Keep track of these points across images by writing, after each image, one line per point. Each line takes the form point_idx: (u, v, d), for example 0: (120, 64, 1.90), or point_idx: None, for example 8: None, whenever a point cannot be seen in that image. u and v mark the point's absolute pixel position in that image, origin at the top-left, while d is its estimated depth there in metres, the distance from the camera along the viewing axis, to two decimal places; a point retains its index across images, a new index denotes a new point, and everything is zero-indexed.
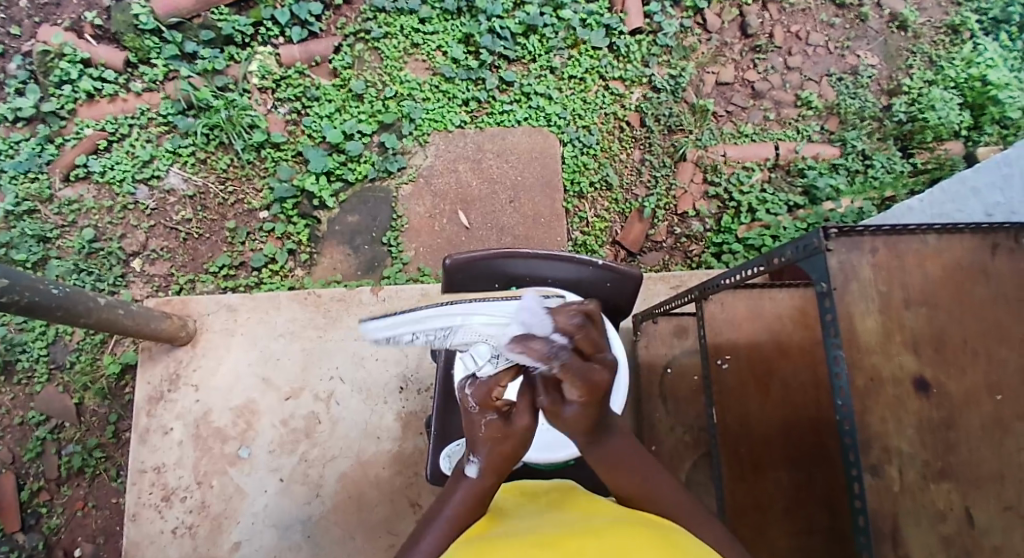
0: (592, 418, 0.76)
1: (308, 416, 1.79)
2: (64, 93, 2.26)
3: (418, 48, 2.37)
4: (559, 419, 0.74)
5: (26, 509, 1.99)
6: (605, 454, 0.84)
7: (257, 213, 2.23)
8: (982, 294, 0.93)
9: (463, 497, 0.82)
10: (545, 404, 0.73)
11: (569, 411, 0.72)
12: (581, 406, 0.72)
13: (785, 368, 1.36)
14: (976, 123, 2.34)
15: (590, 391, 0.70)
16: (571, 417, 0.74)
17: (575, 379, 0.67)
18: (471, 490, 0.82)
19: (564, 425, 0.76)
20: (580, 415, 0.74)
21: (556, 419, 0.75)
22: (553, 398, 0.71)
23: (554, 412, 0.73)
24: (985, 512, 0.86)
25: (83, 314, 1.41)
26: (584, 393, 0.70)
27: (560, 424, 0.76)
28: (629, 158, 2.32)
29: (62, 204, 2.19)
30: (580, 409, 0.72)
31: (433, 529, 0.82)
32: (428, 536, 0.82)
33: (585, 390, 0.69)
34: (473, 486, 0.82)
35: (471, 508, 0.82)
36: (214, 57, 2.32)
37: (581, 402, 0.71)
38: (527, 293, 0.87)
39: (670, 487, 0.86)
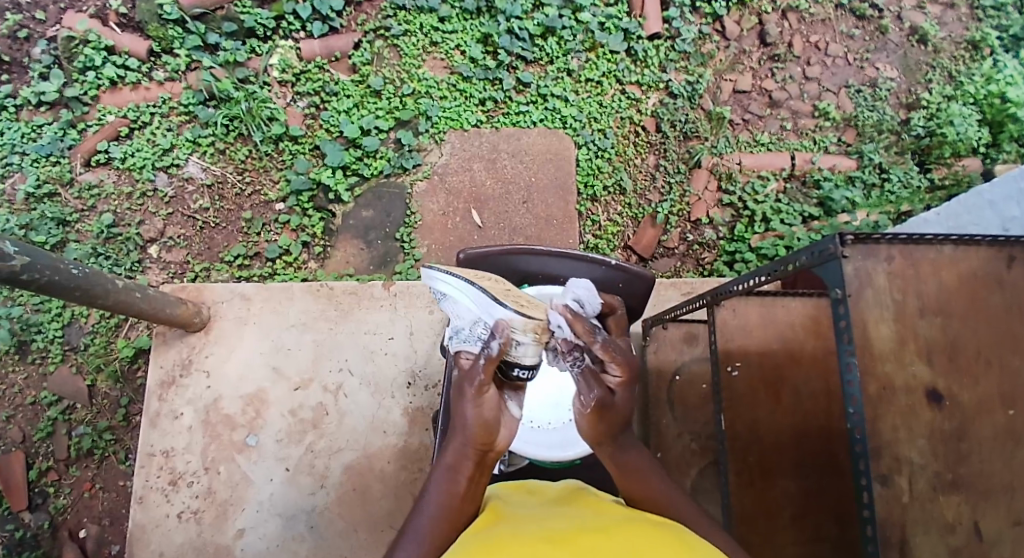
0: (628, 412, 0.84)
1: (316, 407, 1.81)
2: (88, 79, 2.29)
3: (437, 46, 2.39)
4: (605, 416, 0.81)
5: (34, 489, 2.02)
6: (622, 466, 0.88)
7: (273, 205, 2.25)
8: (997, 306, 0.94)
9: (449, 471, 0.82)
10: (592, 404, 0.80)
11: (615, 400, 0.81)
12: (623, 390, 0.82)
13: (796, 376, 1.37)
14: (994, 140, 2.32)
15: (629, 371, 0.81)
16: (614, 410, 0.82)
17: (615, 356, 0.80)
18: (447, 466, 0.83)
19: (602, 427, 0.83)
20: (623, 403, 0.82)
21: (601, 419, 0.81)
22: (602, 392, 0.79)
23: (604, 406, 0.80)
24: (993, 524, 0.86)
25: (101, 296, 1.43)
26: (623, 376, 0.81)
27: (602, 426, 0.82)
28: (643, 162, 2.32)
29: (82, 189, 2.22)
30: (623, 394, 0.82)
31: (421, 508, 0.83)
32: (417, 513, 0.82)
33: (625, 371, 0.81)
34: (454, 458, 0.83)
35: (452, 485, 0.82)
36: (236, 49, 2.34)
37: (621, 385, 0.82)
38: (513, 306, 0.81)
39: (679, 497, 0.88)
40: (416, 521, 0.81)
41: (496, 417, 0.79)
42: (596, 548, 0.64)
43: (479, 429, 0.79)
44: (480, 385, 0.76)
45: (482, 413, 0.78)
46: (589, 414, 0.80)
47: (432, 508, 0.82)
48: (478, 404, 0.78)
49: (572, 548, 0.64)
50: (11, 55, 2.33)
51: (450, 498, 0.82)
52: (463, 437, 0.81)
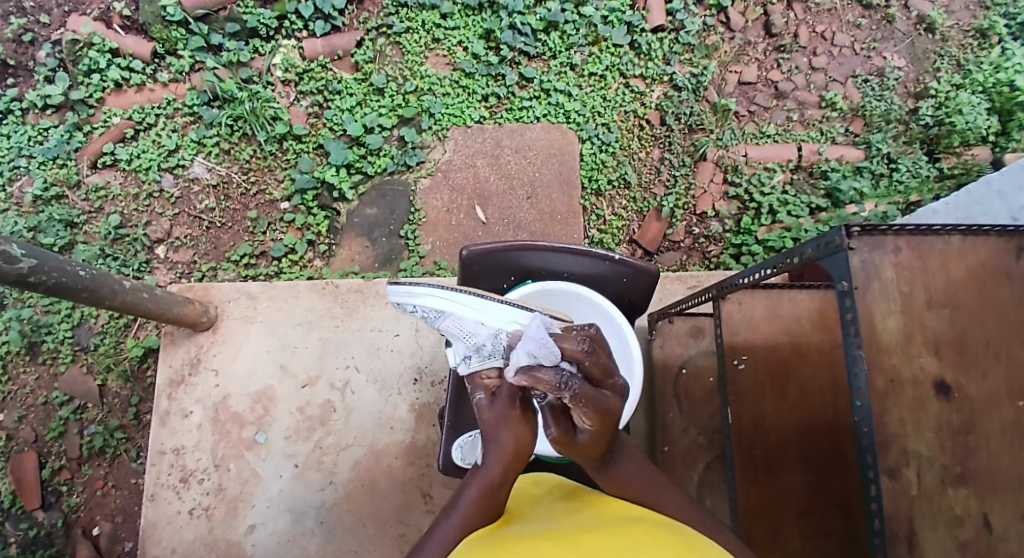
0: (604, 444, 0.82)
1: (323, 405, 1.81)
2: (93, 82, 2.31)
3: (439, 43, 2.38)
4: (572, 447, 0.80)
5: (46, 488, 2.04)
6: (617, 481, 0.90)
7: (279, 204, 2.26)
8: (1006, 298, 0.92)
9: (485, 490, 0.85)
10: (556, 436, 0.78)
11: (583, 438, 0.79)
12: (595, 431, 0.79)
13: (802, 371, 1.35)
14: (1003, 128, 2.29)
15: (603, 417, 0.76)
16: (585, 442, 0.80)
17: (586, 409, 0.73)
18: (485, 482, 0.85)
19: (575, 453, 0.83)
20: (591, 441, 0.80)
21: (569, 446, 0.81)
22: (565, 428, 0.78)
23: (568, 441, 0.79)
24: (1002, 517, 0.85)
25: (108, 297, 1.44)
26: (597, 420, 0.76)
27: (575, 453, 0.83)
28: (648, 156, 2.31)
29: (89, 191, 2.24)
30: (594, 435, 0.79)
31: (451, 521, 0.84)
32: (447, 523, 0.85)
33: (599, 419, 0.76)
34: (494, 474, 0.84)
35: (487, 502, 0.84)
36: (239, 50, 2.35)
37: (592, 429, 0.78)
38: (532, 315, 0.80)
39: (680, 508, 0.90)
40: (451, 534, 0.83)
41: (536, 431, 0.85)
42: (601, 547, 0.64)
43: (521, 446, 0.83)
44: (523, 408, 0.80)
45: (526, 431, 0.82)
46: (555, 443, 0.80)
47: (462, 518, 0.83)
48: (521, 424, 0.82)
49: (577, 548, 0.64)
50: (17, 59, 2.35)
51: (484, 511, 0.84)
52: (503, 456, 0.84)
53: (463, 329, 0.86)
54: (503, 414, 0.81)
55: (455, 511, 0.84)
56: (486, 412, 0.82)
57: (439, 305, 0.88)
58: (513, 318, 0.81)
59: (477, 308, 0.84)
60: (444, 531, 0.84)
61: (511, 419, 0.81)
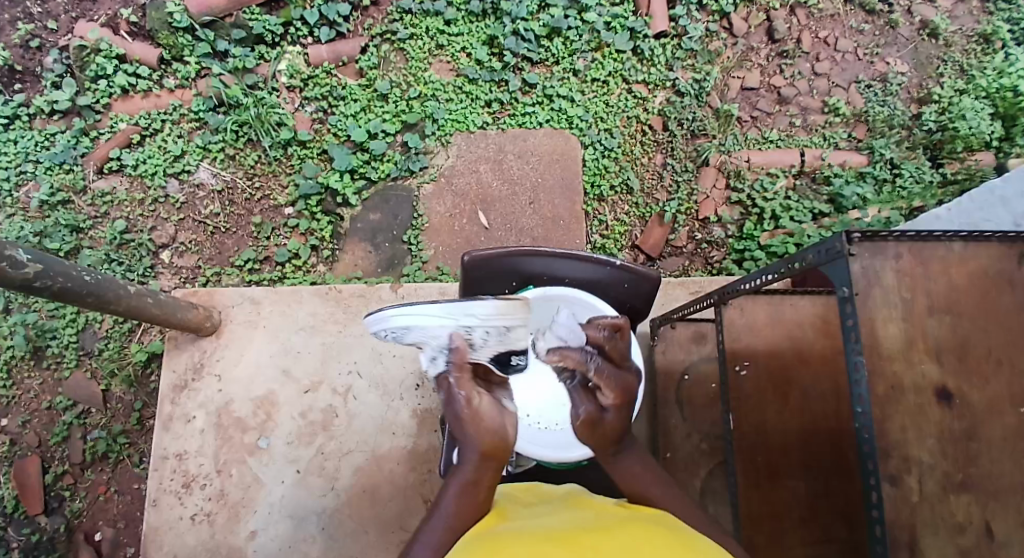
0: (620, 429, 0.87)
1: (325, 409, 1.82)
2: (100, 88, 2.33)
3: (443, 49, 2.39)
4: (596, 429, 0.85)
5: (50, 492, 2.05)
6: (626, 475, 0.90)
7: (283, 210, 2.27)
8: (1008, 305, 0.92)
9: (466, 488, 0.84)
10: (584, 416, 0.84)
11: (607, 416, 0.84)
12: (616, 409, 0.84)
13: (805, 378, 1.35)
14: (1007, 134, 2.28)
15: (623, 392, 0.83)
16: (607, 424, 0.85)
17: (610, 383, 0.82)
18: (463, 481, 0.84)
19: (596, 438, 0.87)
20: (611, 423, 0.85)
21: (591, 429, 0.85)
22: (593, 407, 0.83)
23: (594, 420, 0.84)
24: (1004, 525, 0.85)
25: (113, 302, 1.45)
26: (617, 396, 0.83)
27: (591, 437, 0.87)
28: (651, 161, 2.31)
29: (95, 196, 2.26)
30: (616, 414, 0.85)
31: (436, 520, 0.84)
32: (431, 527, 0.84)
33: (619, 394, 0.83)
34: (469, 471, 0.84)
35: (471, 500, 0.84)
36: (244, 56, 2.37)
37: (615, 405, 0.84)
38: (482, 303, 0.80)
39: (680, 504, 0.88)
40: (437, 534, 0.82)
41: (501, 423, 0.82)
42: (596, 546, 0.65)
43: (490, 441, 0.82)
44: (469, 401, 0.80)
45: (485, 424, 0.81)
46: (581, 423, 0.84)
47: (445, 519, 0.83)
48: (478, 420, 0.81)
49: (572, 550, 0.64)
50: (24, 65, 2.37)
51: (469, 509, 0.84)
52: (476, 452, 0.83)
53: (422, 337, 0.85)
54: (457, 412, 0.82)
55: (440, 510, 0.84)
56: (448, 410, 0.84)
57: (390, 323, 0.85)
58: (465, 310, 0.80)
59: (426, 314, 0.81)
60: (429, 533, 0.83)
61: (463, 416, 0.81)
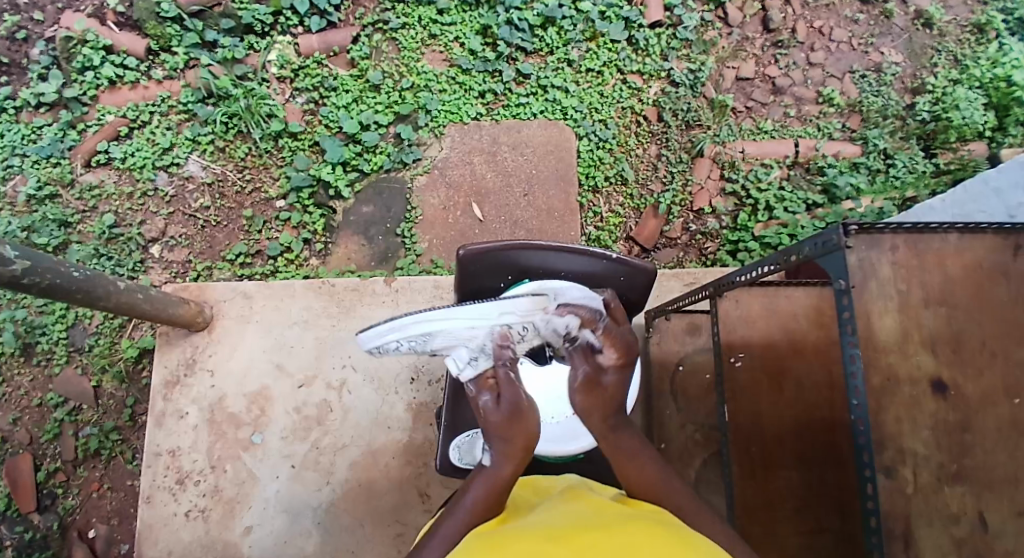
0: (620, 394, 0.91)
1: (320, 404, 1.81)
2: (86, 80, 2.29)
3: (436, 39, 2.37)
4: (595, 393, 0.88)
5: (43, 489, 2.04)
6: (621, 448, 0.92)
7: (274, 202, 2.24)
8: (1002, 296, 0.92)
9: (489, 484, 0.85)
10: (583, 378, 0.88)
11: (608, 379, 0.88)
12: (617, 374, 0.89)
13: (798, 368, 1.36)
14: (1000, 124, 2.29)
15: (625, 355, 0.87)
16: (606, 391, 0.89)
17: (615, 341, 0.87)
18: (492, 480, 0.86)
19: (596, 403, 0.89)
20: (616, 385, 0.89)
21: (591, 395, 0.88)
22: (593, 367, 0.88)
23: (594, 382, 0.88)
24: (998, 515, 0.85)
25: (103, 298, 1.43)
26: (619, 360, 0.87)
27: (594, 403, 0.89)
28: (645, 152, 2.30)
29: (83, 190, 2.22)
30: (615, 379, 0.89)
31: (455, 517, 0.83)
32: (451, 520, 0.83)
33: (621, 354, 0.87)
34: (503, 471, 0.86)
35: (489, 496, 0.84)
36: (233, 46, 2.33)
37: (616, 368, 0.88)
38: (513, 302, 0.92)
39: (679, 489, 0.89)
40: (457, 529, 0.82)
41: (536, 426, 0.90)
42: (597, 546, 0.64)
43: (522, 438, 0.87)
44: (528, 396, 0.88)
45: (531, 427, 0.88)
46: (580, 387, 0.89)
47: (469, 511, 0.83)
48: (516, 414, 0.86)
49: (572, 549, 0.63)
50: (9, 56, 2.32)
51: (490, 506, 0.84)
52: (506, 446, 0.87)
53: (454, 339, 0.90)
54: (514, 406, 0.86)
55: (460, 508, 0.83)
56: (497, 411, 0.86)
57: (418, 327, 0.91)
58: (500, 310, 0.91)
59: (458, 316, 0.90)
60: (449, 528, 0.82)
61: (521, 410, 0.87)
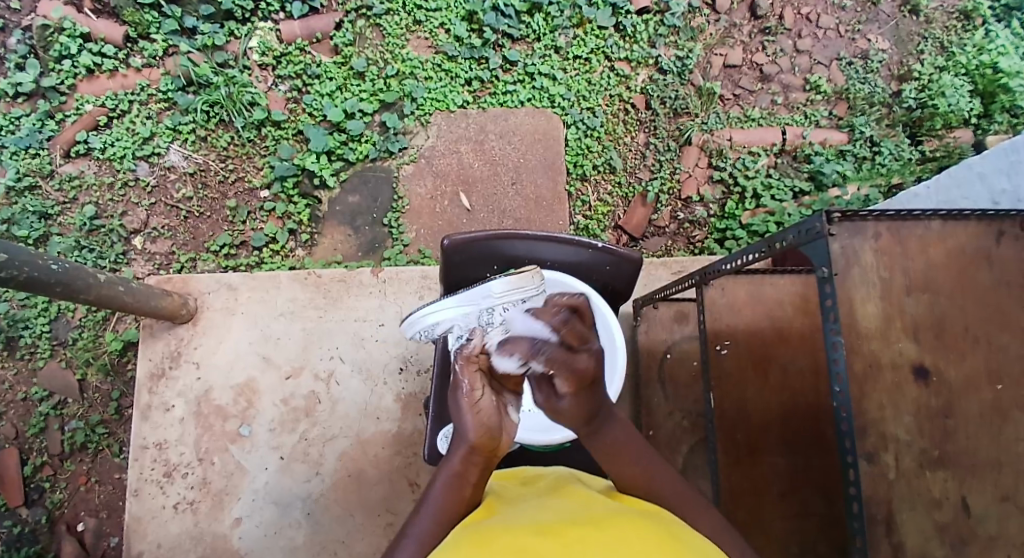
0: (588, 407, 0.83)
1: (308, 395, 1.80)
2: (64, 68, 2.24)
3: (421, 25, 2.33)
4: (558, 412, 0.84)
5: (29, 484, 2.02)
6: (608, 446, 0.90)
7: (258, 193, 2.21)
8: (985, 281, 0.93)
9: (451, 483, 0.84)
10: (542, 401, 0.83)
11: (561, 403, 0.82)
12: (572, 398, 0.80)
13: (784, 354, 1.36)
14: (985, 111, 2.30)
15: (576, 382, 0.77)
16: (568, 408, 0.83)
17: (558, 371, 0.74)
18: (449, 473, 0.85)
19: (567, 420, 0.86)
20: (575, 406, 0.82)
21: (557, 413, 0.85)
22: (547, 394, 0.82)
23: (552, 406, 0.83)
24: (980, 500, 0.86)
25: (83, 291, 1.40)
26: (572, 386, 0.78)
27: (563, 418, 0.86)
28: (633, 141, 2.29)
29: (63, 181, 2.18)
30: (573, 400, 0.81)
31: (424, 515, 0.83)
32: (420, 518, 0.83)
33: (571, 382, 0.77)
34: (457, 463, 0.85)
35: (456, 496, 0.84)
36: (214, 33, 2.29)
37: (570, 394, 0.80)
38: (495, 284, 0.98)
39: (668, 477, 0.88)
40: (426, 526, 0.82)
41: (496, 422, 0.84)
42: (587, 541, 0.64)
43: (485, 443, 0.84)
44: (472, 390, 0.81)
45: (480, 419, 0.82)
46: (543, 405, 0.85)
47: (435, 509, 0.83)
48: (475, 411, 0.82)
49: (560, 545, 0.63)
50: None
51: (455, 504, 0.83)
52: (469, 447, 0.85)
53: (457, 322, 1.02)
54: (461, 400, 0.83)
55: (427, 505, 0.84)
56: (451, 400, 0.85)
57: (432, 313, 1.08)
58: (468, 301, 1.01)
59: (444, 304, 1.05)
60: (418, 527, 0.82)
61: (466, 404, 0.82)
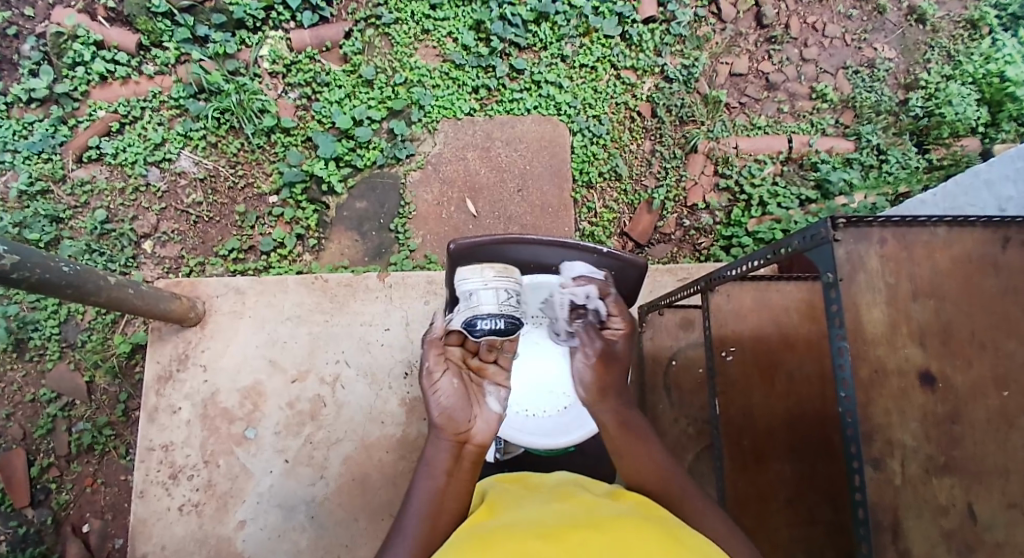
0: (626, 365, 1.09)
1: (314, 399, 1.81)
2: (78, 75, 2.28)
3: (429, 34, 2.36)
4: (610, 362, 1.07)
5: (36, 485, 2.03)
6: (619, 433, 1.06)
7: (267, 198, 2.24)
8: (992, 288, 0.92)
9: (433, 472, 0.94)
10: (601, 349, 1.07)
11: (617, 348, 1.08)
12: (624, 340, 1.09)
13: (790, 361, 1.36)
14: (992, 119, 2.29)
15: (627, 325, 1.09)
16: (619, 355, 1.08)
17: (620, 313, 1.09)
18: (426, 467, 0.94)
19: (607, 377, 1.08)
20: (623, 353, 1.09)
21: (607, 365, 1.07)
22: (606, 341, 1.07)
23: (608, 353, 1.07)
24: (987, 507, 0.86)
25: (94, 293, 1.42)
26: (625, 329, 1.09)
27: (609, 375, 1.07)
28: (639, 148, 2.30)
29: (74, 185, 2.21)
30: (624, 344, 1.09)
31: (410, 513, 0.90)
32: (406, 519, 0.90)
33: (624, 325, 1.09)
34: (430, 457, 0.95)
35: (433, 484, 0.92)
36: (226, 41, 2.32)
37: (622, 337, 1.09)
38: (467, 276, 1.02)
39: None
40: (412, 520, 0.89)
41: (459, 403, 0.96)
42: (589, 543, 0.64)
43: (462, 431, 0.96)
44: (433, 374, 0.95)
45: (443, 402, 0.95)
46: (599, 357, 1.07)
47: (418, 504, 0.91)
48: (437, 394, 0.95)
49: (562, 548, 0.63)
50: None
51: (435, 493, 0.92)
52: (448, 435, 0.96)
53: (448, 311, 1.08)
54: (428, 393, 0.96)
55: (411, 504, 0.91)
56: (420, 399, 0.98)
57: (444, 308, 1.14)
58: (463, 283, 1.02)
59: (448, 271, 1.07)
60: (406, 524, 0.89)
61: (429, 392, 0.96)
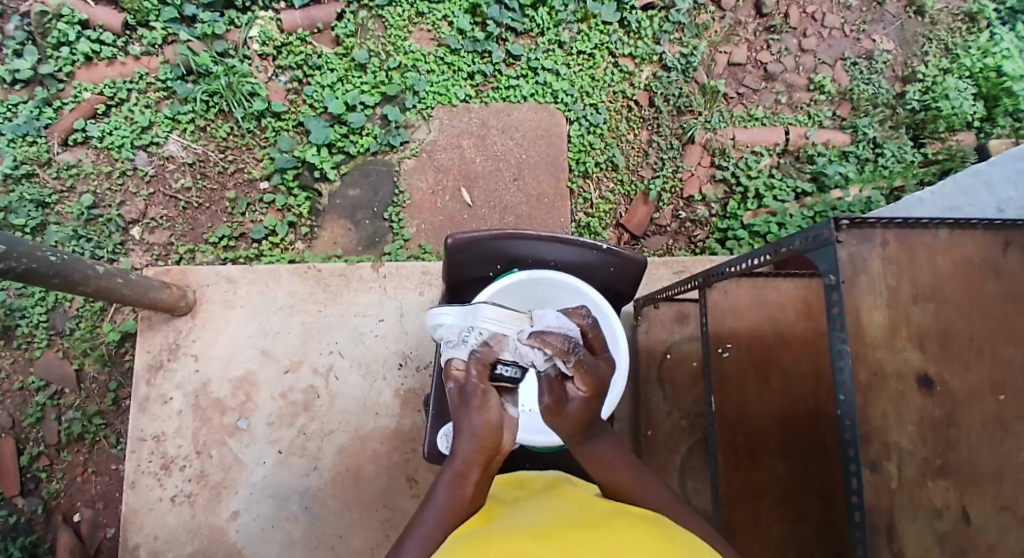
0: (590, 416, 0.85)
1: (307, 390, 1.80)
2: (62, 55, 2.21)
3: (424, 17, 2.31)
4: (561, 417, 0.84)
5: (25, 474, 2.01)
6: (595, 458, 0.90)
7: (258, 184, 2.20)
8: (991, 292, 0.93)
9: (456, 479, 0.84)
10: (548, 403, 0.83)
11: (572, 406, 0.82)
12: (586, 401, 0.83)
13: (785, 359, 1.37)
14: (988, 114, 2.29)
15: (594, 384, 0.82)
16: (574, 414, 0.83)
17: (584, 374, 0.80)
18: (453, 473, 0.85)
19: (561, 424, 0.85)
20: (582, 412, 0.84)
21: (557, 416, 0.84)
22: (558, 397, 0.82)
23: (558, 409, 0.83)
24: (980, 508, 0.87)
25: (81, 283, 1.39)
26: (589, 390, 0.82)
27: (560, 423, 0.85)
28: (636, 138, 2.28)
29: (60, 169, 2.16)
30: (583, 404, 0.83)
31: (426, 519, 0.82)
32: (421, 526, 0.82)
33: (590, 386, 0.81)
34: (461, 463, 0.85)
35: (460, 493, 0.83)
36: (215, 22, 2.26)
37: (584, 397, 0.82)
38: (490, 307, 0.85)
39: (662, 490, 0.88)
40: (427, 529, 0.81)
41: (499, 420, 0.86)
42: (587, 543, 0.64)
43: (480, 428, 0.85)
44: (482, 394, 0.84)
45: (488, 417, 0.85)
46: (545, 409, 0.84)
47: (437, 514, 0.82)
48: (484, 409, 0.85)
49: (559, 548, 0.63)
50: None
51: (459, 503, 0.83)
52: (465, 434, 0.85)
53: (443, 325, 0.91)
54: (465, 401, 0.85)
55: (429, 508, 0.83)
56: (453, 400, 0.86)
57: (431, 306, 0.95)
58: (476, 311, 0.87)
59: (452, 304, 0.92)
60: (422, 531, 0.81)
61: (474, 405, 0.84)
